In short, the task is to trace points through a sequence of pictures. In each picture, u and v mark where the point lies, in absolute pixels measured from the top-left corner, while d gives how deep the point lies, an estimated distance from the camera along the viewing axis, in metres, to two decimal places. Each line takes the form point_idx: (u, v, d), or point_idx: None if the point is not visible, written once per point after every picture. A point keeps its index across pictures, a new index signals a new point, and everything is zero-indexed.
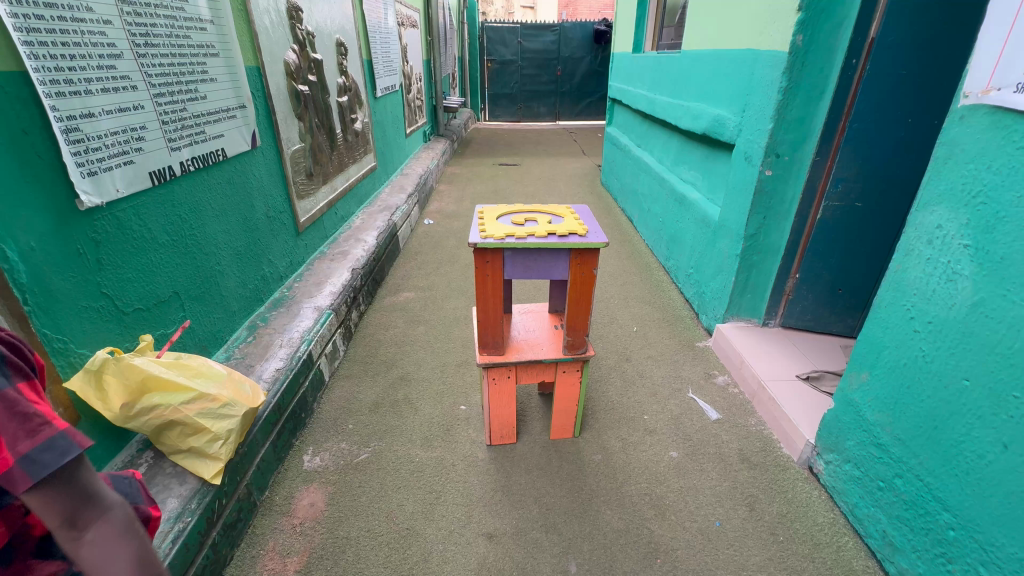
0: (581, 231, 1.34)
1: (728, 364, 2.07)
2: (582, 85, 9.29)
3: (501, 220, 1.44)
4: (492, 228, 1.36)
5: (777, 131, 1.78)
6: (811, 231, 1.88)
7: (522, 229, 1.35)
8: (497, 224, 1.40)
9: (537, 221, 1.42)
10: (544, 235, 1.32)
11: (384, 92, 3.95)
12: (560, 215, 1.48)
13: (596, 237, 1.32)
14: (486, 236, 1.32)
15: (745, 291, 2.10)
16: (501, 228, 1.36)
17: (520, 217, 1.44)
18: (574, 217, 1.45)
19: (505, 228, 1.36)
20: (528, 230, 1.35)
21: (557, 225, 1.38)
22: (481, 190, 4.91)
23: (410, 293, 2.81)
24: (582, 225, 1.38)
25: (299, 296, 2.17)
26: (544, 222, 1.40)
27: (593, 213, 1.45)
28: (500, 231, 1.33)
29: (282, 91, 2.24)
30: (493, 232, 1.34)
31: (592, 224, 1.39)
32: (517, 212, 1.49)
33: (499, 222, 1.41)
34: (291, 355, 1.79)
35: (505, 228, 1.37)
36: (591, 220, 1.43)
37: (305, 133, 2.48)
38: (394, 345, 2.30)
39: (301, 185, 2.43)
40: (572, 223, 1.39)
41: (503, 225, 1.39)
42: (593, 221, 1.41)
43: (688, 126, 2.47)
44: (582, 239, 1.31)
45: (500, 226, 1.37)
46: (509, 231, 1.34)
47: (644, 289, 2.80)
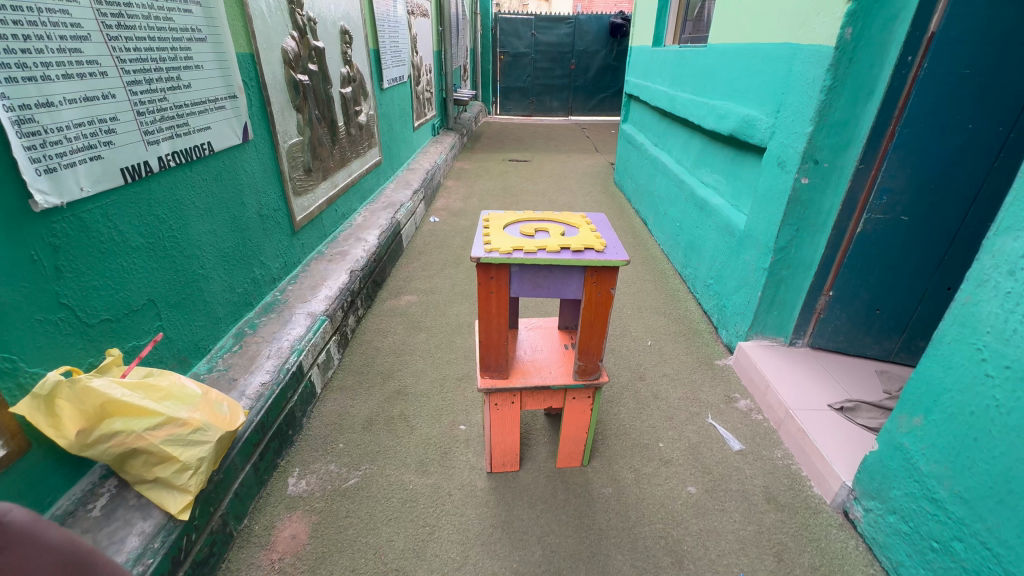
0: (599, 246, 1.18)
1: (751, 387, 1.92)
2: (596, 79, 9.06)
3: (508, 229, 1.29)
4: (498, 239, 1.21)
5: (816, 135, 1.61)
6: (848, 246, 1.71)
7: (532, 242, 1.20)
8: (504, 234, 1.25)
9: (549, 230, 1.27)
10: (557, 248, 1.17)
11: (391, 83, 3.80)
12: (575, 226, 1.33)
13: (615, 253, 1.16)
14: (491, 249, 1.17)
15: (771, 307, 1.94)
16: (508, 240, 1.21)
17: (529, 226, 1.29)
18: (590, 228, 1.29)
19: (513, 239, 1.21)
20: (539, 243, 1.20)
21: (572, 238, 1.22)
22: (490, 186, 4.75)
23: (411, 297, 2.67)
24: (599, 238, 1.23)
25: (292, 300, 2.04)
26: (556, 233, 1.25)
27: (611, 224, 1.29)
28: (508, 243, 1.19)
29: (279, 80, 2.10)
30: (500, 244, 1.19)
31: (610, 237, 1.24)
32: (527, 221, 1.34)
33: (505, 232, 1.27)
34: (278, 367, 1.66)
35: (513, 239, 1.22)
36: (609, 232, 1.27)
37: (304, 125, 2.34)
38: (392, 354, 2.17)
39: (298, 182, 2.29)
40: (588, 237, 1.23)
41: (510, 236, 1.24)
42: (612, 234, 1.25)
43: (713, 127, 2.29)
44: (600, 256, 1.15)
45: (507, 238, 1.22)
46: (517, 243, 1.19)
47: (659, 298, 2.64)
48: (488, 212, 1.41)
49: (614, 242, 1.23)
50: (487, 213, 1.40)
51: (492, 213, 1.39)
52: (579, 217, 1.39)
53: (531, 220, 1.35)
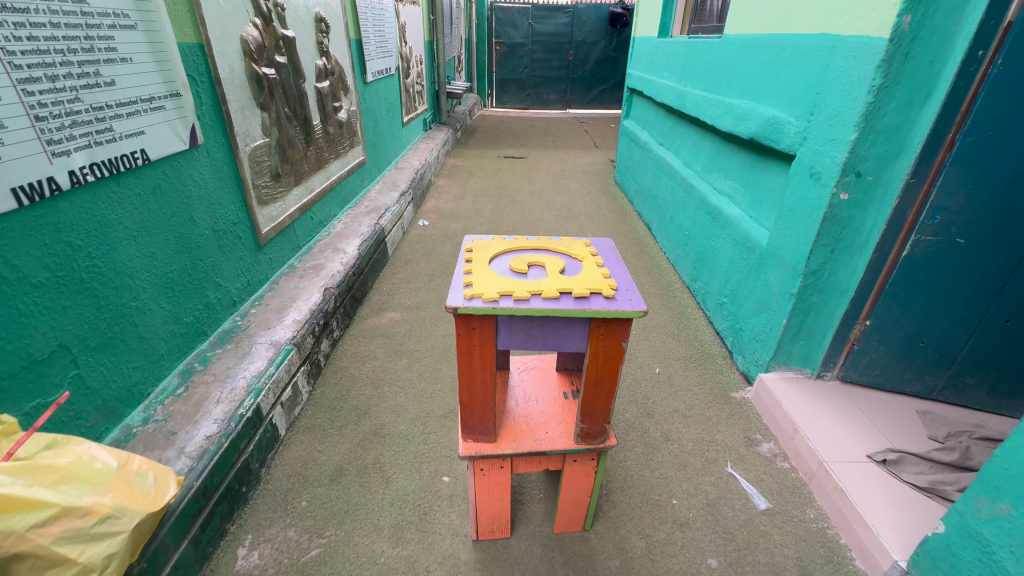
0: (609, 291, 0.94)
1: (773, 427, 1.69)
2: (595, 72, 8.76)
3: (496, 263, 1.06)
4: (482, 279, 0.97)
5: (861, 143, 1.36)
6: (891, 271, 1.48)
7: (525, 283, 0.96)
8: (489, 271, 1.01)
9: (547, 265, 1.04)
10: (556, 292, 0.93)
11: (377, 76, 3.52)
12: (578, 258, 1.09)
13: (629, 301, 0.92)
14: (473, 295, 0.92)
15: (797, 336, 1.71)
16: (494, 280, 0.97)
17: (523, 260, 1.06)
18: (597, 263, 1.06)
19: (500, 280, 0.97)
20: (533, 284, 0.96)
21: (574, 278, 0.98)
22: (484, 186, 4.48)
23: (394, 314, 2.43)
24: (609, 279, 0.99)
25: (254, 326, 1.80)
26: (555, 269, 1.01)
27: (623, 259, 1.05)
28: (494, 286, 0.95)
29: (237, 74, 1.83)
30: (485, 286, 0.95)
31: (623, 277, 1.00)
32: (518, 252, 1.10)
33: (492, 268, 1.03)
34: (228, 413, 1.42)
35: (502, 277, 0.99)
36: (621, 270, 1.03)
37: (271, 125, 2.08)
38: (369, 385, 1.94)
39: (264, 189, 2.04)
40: (595, 276, 0.99)
41: (498, 274, 1.00)
42: (624, 273, 1.01)
43: (731, 128, 2.05)
44: (609, 305, 0.91)
45: (493, 277, 0.98)
46: (504, 285, 0.95)
47: (666, 316, 2.41)
48: (473, 238, 1.18)
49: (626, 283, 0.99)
50: (470, 241, 1.17)
51: (478, 240, 1.16)
52: (585, 246, 1.15)
53: (525, 250, 1.12)
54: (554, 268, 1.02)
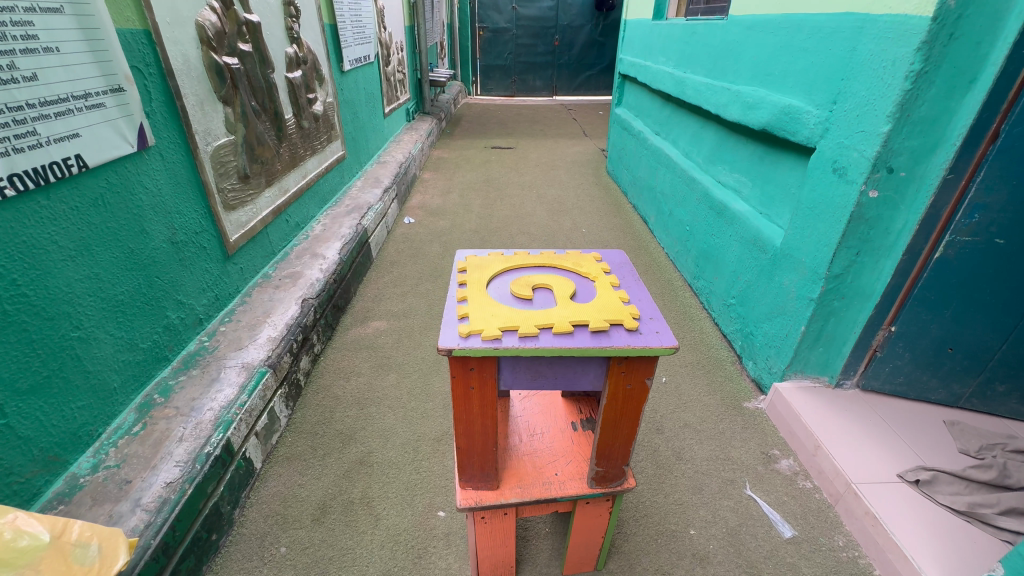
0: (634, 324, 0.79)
1: (791, 440, 1.58)
2: (581, 57, 8.53)
3: (494, 287, 0.91)
4: (479, 310, 0.82)
5: (894, 135, 1.22)
6: (921, 274, 1.37)
7: (531, 314, 0.81)
8: (488, 298, 0.86)
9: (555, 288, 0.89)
10: (570, 326, 0.79)
11: (354, 64, 3.30)
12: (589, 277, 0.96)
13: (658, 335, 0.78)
14: (469, 332, 0.77)
15: (816, 343, 1.59)
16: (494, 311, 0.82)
17: (525, 282, 0.91)
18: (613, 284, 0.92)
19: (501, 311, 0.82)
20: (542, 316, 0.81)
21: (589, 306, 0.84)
22: (472, 179, 4.29)
23: (380, 323, 2.27)
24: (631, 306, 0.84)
25: (224, 347, 1.62)
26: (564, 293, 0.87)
27: (641, 279, 0.92)
28: (493, 320, 0.79)
29: (193, 64, 1.63)
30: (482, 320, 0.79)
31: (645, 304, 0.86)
32: (520, 274, 0.95)
33: (490, 295, 0.88)
34: (192, 453, 1.25)
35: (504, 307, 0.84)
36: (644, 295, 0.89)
37: (236, 121, 1.88)
38: (354, 406, 1.78)
39: (230, 193, 1.85)
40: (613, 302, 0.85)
41: (498, 303, 0.85)
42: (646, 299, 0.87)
43: (739, 118, 1.91)
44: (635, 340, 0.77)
45: (491, 307, 0.83)
46: (506, 318, 0.80)
47: (669, 319, 2.28)
48: (465, 255, 1.03)
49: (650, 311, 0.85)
50: (462, 258, 1.02)
51: (471, 258, 1.02)
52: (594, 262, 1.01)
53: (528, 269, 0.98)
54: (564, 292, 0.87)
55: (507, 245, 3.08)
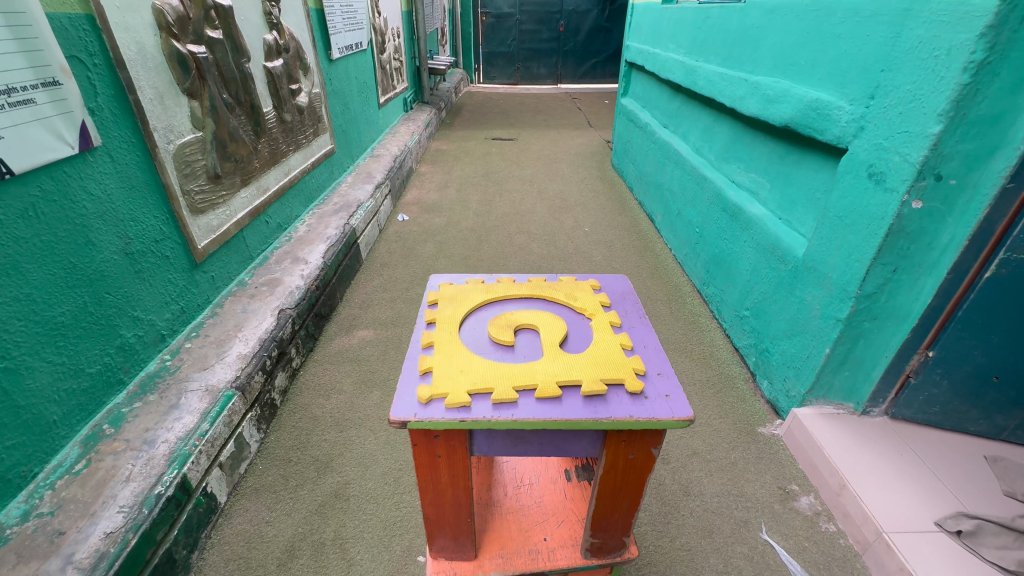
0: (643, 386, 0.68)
1: (812, 474, 1.43)
2: (587, 43, 8.25)
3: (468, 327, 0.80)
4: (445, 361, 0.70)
5: (946, 137, 1.05)
6: (966, 295, 1.20)
7: (510, 367, 0.70)
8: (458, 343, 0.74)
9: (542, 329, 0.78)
10: (558, 387, 0.67)
11: (345, 52, 3.12)
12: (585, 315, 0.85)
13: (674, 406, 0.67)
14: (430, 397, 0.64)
15: (841, 367, 1.43)
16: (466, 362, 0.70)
17: (507, 324, 0.78)
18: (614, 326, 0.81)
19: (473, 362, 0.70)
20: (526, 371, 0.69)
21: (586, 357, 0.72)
22: (470, 173, 4.12)
23: (367, 332, 2.13)
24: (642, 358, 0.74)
25: (187, 367, 1.48)
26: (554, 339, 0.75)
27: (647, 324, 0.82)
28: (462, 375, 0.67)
29: (150, 53, 1.47)
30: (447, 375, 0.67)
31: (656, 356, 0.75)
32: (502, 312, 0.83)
33: (462, 338, 0.76)
34: (139, 496, 1.12)
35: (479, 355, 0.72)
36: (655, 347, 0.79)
37: (205, 115, 1.72)
38: (333, 428, 1.64)
39: (198, 195, 1.69)
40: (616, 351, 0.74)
41: (471, 350, 0.74)
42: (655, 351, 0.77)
43: (757, 112, 1.72)
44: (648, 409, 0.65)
45: (462, 356, 0.71)
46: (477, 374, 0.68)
47: (676, 330, 2.12)
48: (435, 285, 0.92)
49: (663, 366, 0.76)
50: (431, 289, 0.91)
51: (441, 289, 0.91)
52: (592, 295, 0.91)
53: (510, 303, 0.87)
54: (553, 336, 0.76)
55: (505, 245, 2.91)
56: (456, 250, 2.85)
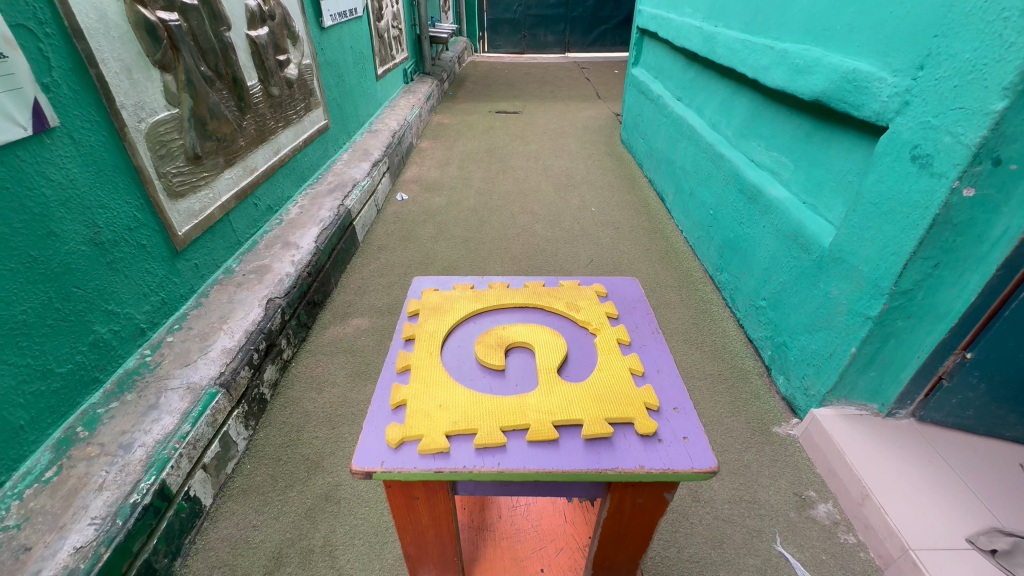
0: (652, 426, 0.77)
1: (830, 480, 1.34)
2: (597, 8, 7.85)
3: (450, 352, 0.93)
4: (423, 395, 0.82)
5: (1011, 115, 0.91)
6: (1015, 293, 1.08)
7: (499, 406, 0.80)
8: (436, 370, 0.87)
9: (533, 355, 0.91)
10: (551, 425, 0.77)
11: (338, 19, 2.93)
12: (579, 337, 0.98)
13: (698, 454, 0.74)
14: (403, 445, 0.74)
15: (868, 367, 1.32)
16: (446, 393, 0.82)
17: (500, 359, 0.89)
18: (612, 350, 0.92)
19: (456, 394, 0.82)
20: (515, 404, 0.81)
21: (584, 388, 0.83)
22: (473, 148, 3.94)
23: (362, 321, 2.04)
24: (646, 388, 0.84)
25: (167, 364, 1.40)
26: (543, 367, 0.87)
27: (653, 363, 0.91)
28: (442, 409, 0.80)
29: (114, 21, 1.33)
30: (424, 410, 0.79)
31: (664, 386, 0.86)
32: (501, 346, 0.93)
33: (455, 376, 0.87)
34: (113, 506, 1.05)
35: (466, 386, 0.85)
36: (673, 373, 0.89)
37: (181, 90, 1.59)
38: (324, 425, 1.57)
39: (176, 178, 1.58)
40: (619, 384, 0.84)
41: (455, 382, 0.86)
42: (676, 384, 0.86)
43: (783, 85, 1.57)
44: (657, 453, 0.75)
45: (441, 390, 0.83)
46: (457, 408, 0.79)
47: (687, 320, 2.01)
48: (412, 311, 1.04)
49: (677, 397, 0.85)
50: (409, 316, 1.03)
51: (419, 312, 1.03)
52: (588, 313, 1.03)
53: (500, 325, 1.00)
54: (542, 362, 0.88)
55: (507, 226, 2.78)
56: (456, 232, 2.72)
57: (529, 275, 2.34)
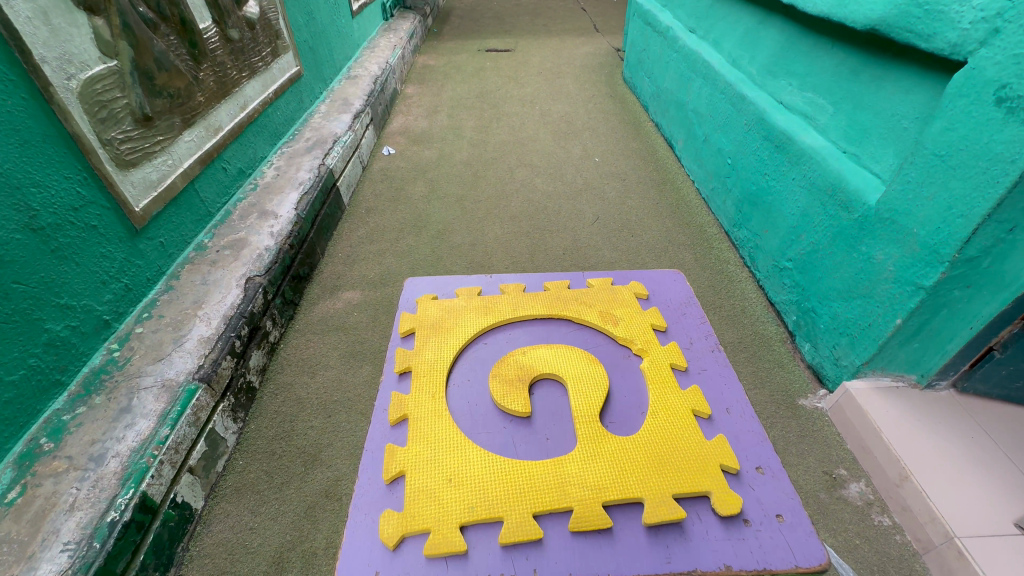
0: (737, 508, 1.11)
1: (862, 457, 1.26)
2: None
3: (456, 392, 1.33)
4: (416, 473, 1.15)
5: None
6: None
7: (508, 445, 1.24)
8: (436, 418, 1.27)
9: (569, 396, 1.33)
10: (603, 510, 1.09)
11: None
12: (629, 363, 1.43)
13: (806, 542, 1.08)
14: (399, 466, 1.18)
15: (911, 339, 1.20)
16: (461, 470, 1.15)
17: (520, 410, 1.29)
18: (672, 385, 1.36)
19: (464, 468, 1.15)
20: (562, 472, 1.15)
21: (658, 453, 1.19)
22: (463, 93, 3.62)
23: (353, 294, 1.89)
24: (722, 442, 1.23)
25: (138, 359, 1.26)
26: (620, 477, 1.14)
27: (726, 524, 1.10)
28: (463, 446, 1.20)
29: None
30: (460, 484, 1.13)
31: (743, 444, 1.25)
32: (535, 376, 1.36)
33: (473, 438, 1.24)
34: (87, 528, 0.95)
35: (488, 440, 1.23)
36: (750, 419, 1.31)
37: (117, 36, 1.34)
38: (319, 413, 1.46)
39: (124, 144, 1.36)
40: (690, 432, 1.24)
41: (469, 422, 1.27)
42: (757, 439, 1.26)
43: (830, 11, 1.35)
44: (747, 537, 1.08)
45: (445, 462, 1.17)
46: (461, 496, 1.11)
47: (703, 282, 1.87)
48: (394, 391, 1.32)
49: (761, 455, 1.23)
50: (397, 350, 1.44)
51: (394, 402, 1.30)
52: (626, 327, 1.51)
53: (534, 351, 1.43)
54: (582, 408, 1.29)
55: (504, 181, 2.57)
56: (449, 189, 2.51)
57: (531, 236, 2.17)
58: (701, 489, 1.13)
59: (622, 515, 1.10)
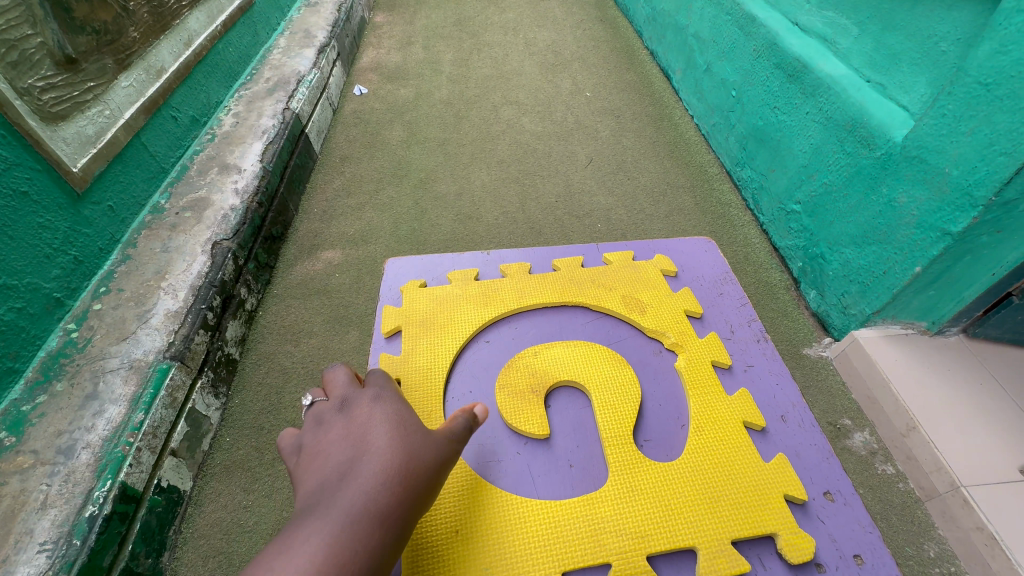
0: (809, 553, 0.92)
1: (868, 407, 1.24)
2: None
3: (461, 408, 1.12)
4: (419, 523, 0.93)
5: None
6: None
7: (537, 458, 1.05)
8: None
9: (593, 410, 1.12)
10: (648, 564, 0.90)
11: None
12: (661, 361, 1.22)
13: None
14: None
15: (928, 286, 1.14)
16: (470, 518, 0.94)
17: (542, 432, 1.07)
18: (715, 389, 1.15)
19: (480, 517, 0.95)
20: (593, 515, 0.96)
21: (706, 484, 1.00)
22: (438, 21, 3.27)
23: (334, 254, 1.76)
24: (783, 466, 1.03)
25: (100, 340, 1.15)
26: (663, 518, 0.95)
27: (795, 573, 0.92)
28: (472, 492, 0.98)
29: None
30: (468, 538, 0.92)
31: (805, 463, 1.06)
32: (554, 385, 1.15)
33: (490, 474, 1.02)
34: (65, 526, 0.90)
35: (501, 472, 1.03)
36: (811, 429, 1.11)
37: None
38: (308, 382, 1.39)
39: (45, 93, 1.17)
40: (743, 452, 1.05)
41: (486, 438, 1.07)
42: (823, 456, 1.07)
43: None
44: None
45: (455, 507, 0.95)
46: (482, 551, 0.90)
47: (703, 228, 1.78)
48: None
49: (828, 476, 1.05)
50: (382, 358, 1.18)
51: None
52: (654, 317, 1.28)
53: (547, 350, 1.21)
54: (609, 426, 1.08)
55: (490, 121, 2.37)
56: (429, 133, 2.31)
57: (521, 182, 2.02)
58: (764, 530, 0.94)
59: (668, 565, 0.92)
